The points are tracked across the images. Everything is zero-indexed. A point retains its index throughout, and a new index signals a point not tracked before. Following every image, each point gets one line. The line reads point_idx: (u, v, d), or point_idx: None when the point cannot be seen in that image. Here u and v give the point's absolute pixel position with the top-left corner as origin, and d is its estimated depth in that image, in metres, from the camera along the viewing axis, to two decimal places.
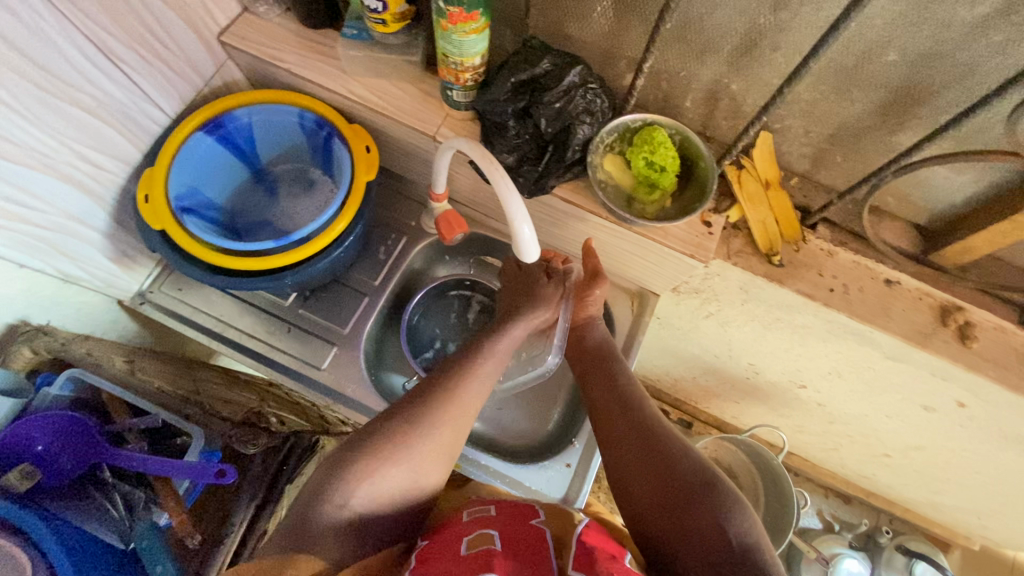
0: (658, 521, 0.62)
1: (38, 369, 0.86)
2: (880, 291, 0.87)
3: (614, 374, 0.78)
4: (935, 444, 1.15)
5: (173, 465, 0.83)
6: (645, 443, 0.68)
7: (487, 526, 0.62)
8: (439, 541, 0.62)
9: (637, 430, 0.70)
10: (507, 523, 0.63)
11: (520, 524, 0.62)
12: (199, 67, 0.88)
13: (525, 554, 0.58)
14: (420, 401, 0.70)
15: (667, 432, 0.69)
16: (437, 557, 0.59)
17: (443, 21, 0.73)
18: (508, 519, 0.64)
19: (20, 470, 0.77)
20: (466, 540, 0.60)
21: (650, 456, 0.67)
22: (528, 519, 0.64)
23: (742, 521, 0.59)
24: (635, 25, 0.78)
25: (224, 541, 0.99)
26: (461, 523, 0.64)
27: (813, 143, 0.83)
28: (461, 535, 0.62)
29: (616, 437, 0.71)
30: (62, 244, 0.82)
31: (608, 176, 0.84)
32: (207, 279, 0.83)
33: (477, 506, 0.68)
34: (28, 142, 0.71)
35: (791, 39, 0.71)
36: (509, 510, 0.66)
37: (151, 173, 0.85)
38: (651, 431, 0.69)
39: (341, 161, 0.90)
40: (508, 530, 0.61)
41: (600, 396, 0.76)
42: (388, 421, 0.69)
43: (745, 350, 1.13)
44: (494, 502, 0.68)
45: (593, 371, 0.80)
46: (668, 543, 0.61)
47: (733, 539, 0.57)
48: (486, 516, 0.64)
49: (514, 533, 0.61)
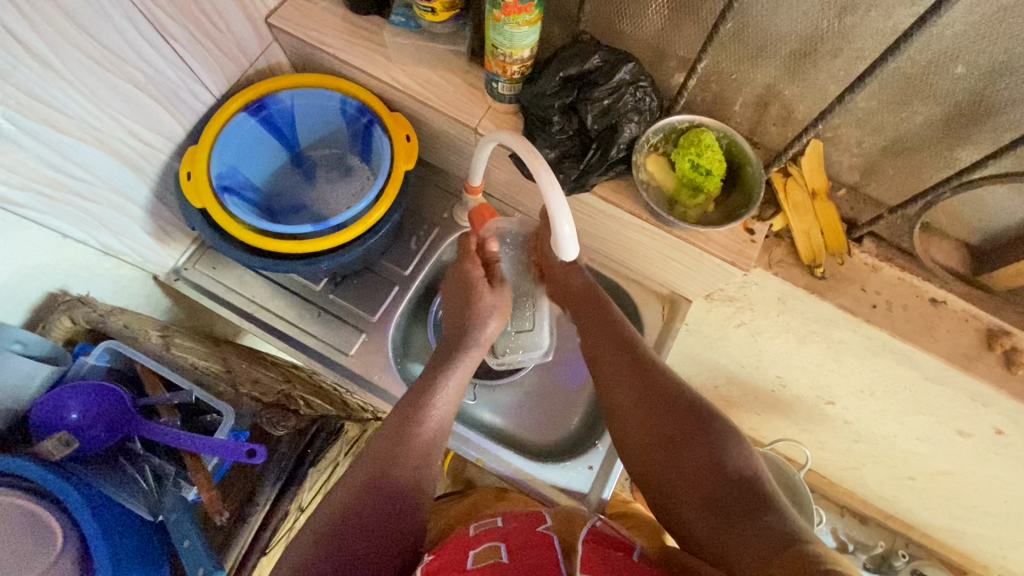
0: (659, 465, 0.62)
1: (75, 339, 0.89)
2: (924, 310, 0.84)
3: (608, 310, 0.77)
4: (964, 470, 1.12)
5: (203, 442, 0.84)
6: (641, 380, 0.68)
7: (494, 538, 0.60)
8: (445, 554, 0.60)
9: (632, 368, 0.70)
10: (517, 533, 0.60)
11: (528, 532, 0.60)
12: (246, 48, 0.89)
13: (534, 558, 0.56)
14: (383, 472, 0.65)
15: (661, 370, 0.69)
16: (442, 570, 0.57)
17: (497, 12, 0.72)
18: (519, 529, 0.61)
19: (58, 438, 0.78)
20: (474, 553, 0.58)
21: (646, 396, 0.67)
22: (536, 525, 0.62)
23: (743, 455, 0.59)
24: (690, 26, 0.76)
25: (247, 519, 0.92)
26: (466, 538, 0.62)
27: (865, 154, 0.81)
28: (466, 549, 0.60)
29: (613, 381, 0.71)
30: (105, 217, 0.83)
31: (651, 176, 0.82)
32: (243, 258, 0.84)
33: (484, 519, 0.67)
34: (80, 116, 0.72)
35: (853, 46, 0.69)
36: (516, 519, 0.64)
37: (195, 151, 0.85)
38: (649, 372, 0.68)
39: (382, 149, 0.90)
40: (515, 538, 0.60)
41: (595, 342, 0.75)
42: (371, 459, 0.66)
43: (774, 361, 1.11)
44: (502, 515, 0.66)
45: (588, 312, 0.78)
46: (670, 487, 0.61)
47: (733, 472, 0.57)
48: (493, 528, 0.63)
49: (523, 542, 0.59)
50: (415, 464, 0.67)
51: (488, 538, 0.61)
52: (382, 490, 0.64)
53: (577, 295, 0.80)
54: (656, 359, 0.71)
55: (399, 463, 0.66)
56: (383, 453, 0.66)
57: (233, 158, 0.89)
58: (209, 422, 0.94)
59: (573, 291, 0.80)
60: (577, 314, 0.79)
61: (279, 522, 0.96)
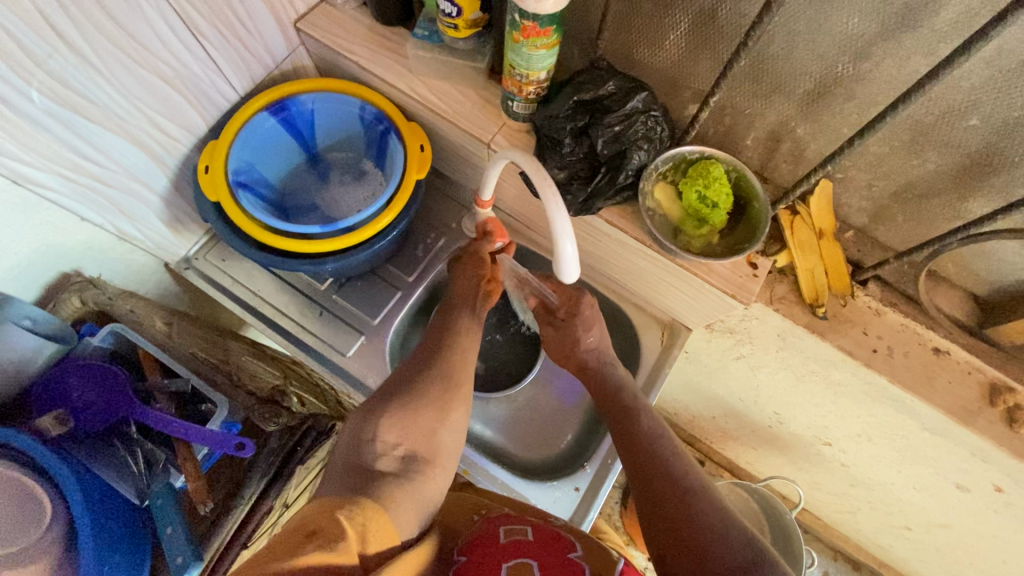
0: None
1: (84, 319, 0.93)
2: (926, 358, 0.83)
3: (646, 427, 0.72)
4: (961, 524, 1.09)
5: (196, 432, 0.86)
6: (683, 501, 0.62)
7: (524, 555, 0.60)
8: (477, 562, 0.61)
9: (673, 484, 0.63)
10: (545, 553, 0.60)
11: (560, 559, 0.59)
12: (273, 50, 0.91)
13: None
14: (427, 368, 0.73)
15: (703, 488, 0.63)
16: None
17: (516, 33, 0.73)
18: (546, 548, 0.61)
19: (53, 416, 0.84)
20: (504, 569, 0.58)
21: (688, 524, 0.59)
22: (566, 552, 0.61)
23: None
24: (705, 59, 0.77)
25: (232, 511, 0.93)
26: (498, 546, 0.62)
27: (874, 198, 0.81)
28: (497, 562, 0.59)
29: (654, 498, 0.64)
30: (122, 202, 0.85)
31: (658, 204, 0.82)
32: (252, 254, 0.85)
33: (513, 523, 0.66)
34: (107, 105, 0.74)
35: (867, 90, 0.69)
36: (547, 536, 0.64)
37: (215, 146, 0.88)
38: (691, 493, 0.62)
39: (396, 157, 0.92)
40: (546, 560, 0.59)
41: (640, 470, 0.67)
42: (416, 360, 0.76)
43: (771, 397, 1.10)
44: (532, 524, 0.66)
45: (625, 422, 0.74)
46: None
47: None
48: (524, 542, 0.62)
49: (555, 566, 0.58)
50: (456, 364, 0.75)
51: (518, 552, 0.60)
52: (428, 378, 0.71)
53: (607, 390, 0.79)
54: (696, 471, 0.66)
55: (441, 359, 0.74)
56: (426, 356, 0.76)
57: (251, 155, 0.91)
58: (205, 412, 0.95)
59: (606, 382, 0.79)
60: (613, 414, 0.76)
61: (264, 517, 0.94)
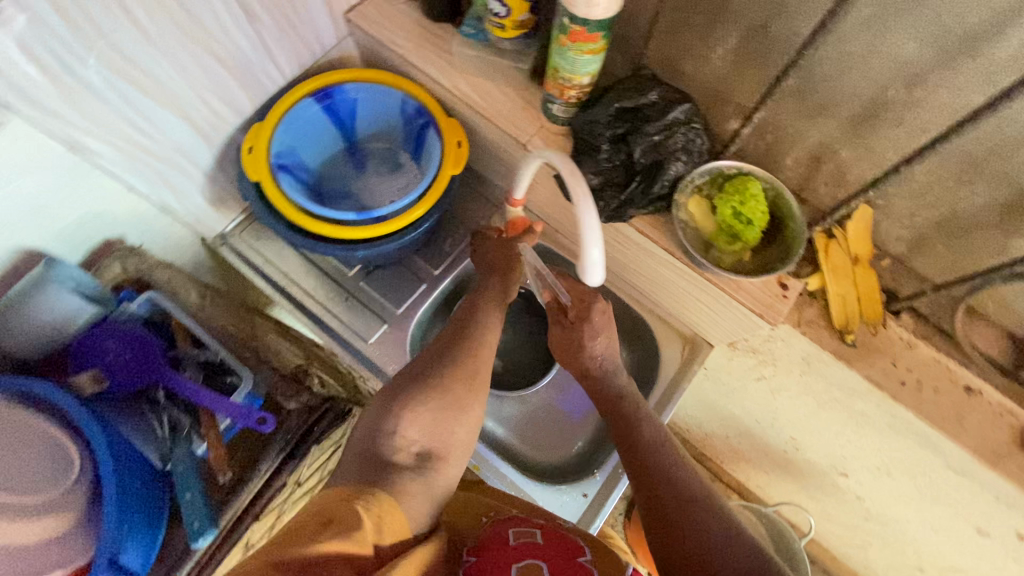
0: None
1: (122, 284, 0.96)
2: (956, 396, 0.81)
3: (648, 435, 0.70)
4: (979, 571, 1.05)
5: (220, 402, 0.91)
6: (689, 512, 0.61)
7: (534, 556, 0.60)
8: (487, 561, 0.61)
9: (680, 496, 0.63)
10: (556, 555, 0.61)
11: (569, 562, 0.59)
12: (322, 39, 0.94)
13: None
14: (448, 363, 0.71)
15: (709, 499, 0.63)
16: None
17: (563, 37, 0.73)
18: (558, 551, 0.61)
19: (90, 375, 0.88)
20: (514, 566, 0.58)
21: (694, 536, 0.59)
22: (575, 557, 0.61)
23: None
24: (751, 75, 0.77)
25: (246, 483, 0.96)
26: (507, 547, 0.62)
27: (915, 227, 0.79)
28: (506, 561, 0.59)
29: (660, 508, 0.63)
30: (168, 176, 0.88)
31: (691, 217, 0.82)
32: (287, 235, 0.88)
33: (524, 526, 0.67)
34: (163, 81, 0.77)
35: (917, 117, 0.67)
36: (557, 541, 0.64)
37: (259, 127, 0.90)
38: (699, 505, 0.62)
39: (433, 151, 0.94)
40: (555, 562, 0.59)
41: (644, 479, 0.66)
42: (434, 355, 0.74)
43: (790, 422, 1.08)
44: (542, 528, 0.66)
45: (626, 428, 0.72)
46: None
47: None
48: (533, 544, 0.62)
49: (565, 568, 0.58)
50: (477, 359, 0.73)
51: (527, 552, 0.60)
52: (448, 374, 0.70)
53: (608, 394, 0.77)
54: (702, 481, 0.65)
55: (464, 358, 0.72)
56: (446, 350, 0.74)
57: (293, 139, 0.94)
58: (229, 384, 0.98)
59: (606, 386, 0.77)
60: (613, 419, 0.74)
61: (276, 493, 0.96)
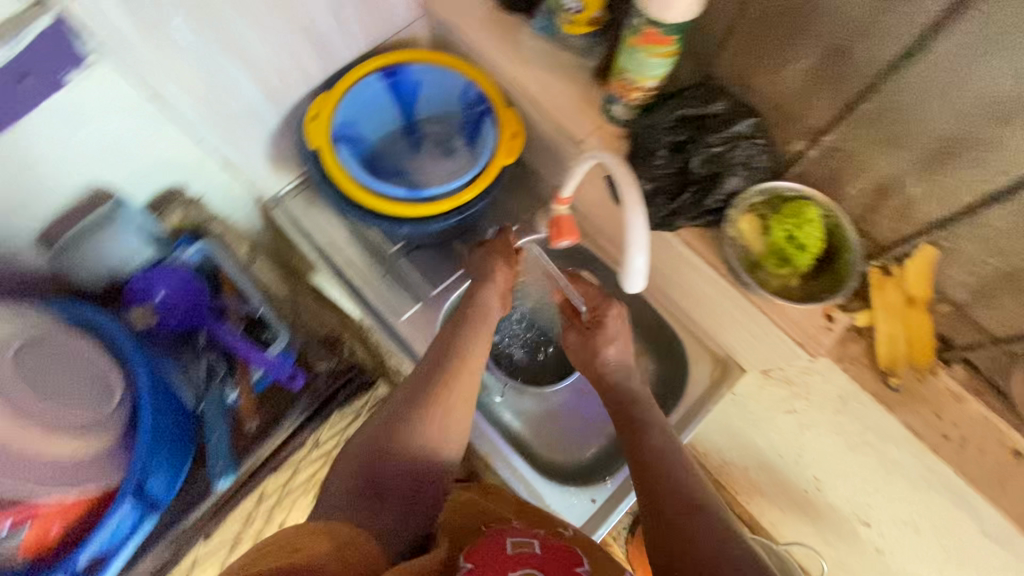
0: None
1: (179, 233, 1.01)
2: (1003, 458, 0.76)
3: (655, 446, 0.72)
4: None
5: (257, 355, 1.01)
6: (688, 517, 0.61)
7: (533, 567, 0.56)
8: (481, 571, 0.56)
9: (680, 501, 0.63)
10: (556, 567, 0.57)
11: None
12: (395, 17, 0.95)
13: None
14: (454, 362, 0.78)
15: (713, 510, 0.62)
16: None
17: (635, 38, 0.73)
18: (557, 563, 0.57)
19: (141, 311, 0.98)
20: None
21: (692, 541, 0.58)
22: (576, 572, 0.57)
23: None
24: (826, 97, 0.74)
25: (269, 436, 1.02)
26: (503, 557, 0.58)
27: (982, 274, 0.74)
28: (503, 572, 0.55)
29: (661, 514, 0.63)
30: (234, 135, 0.92)
31: (742, 235, 0.79)
32: (337, 202, 0.90)
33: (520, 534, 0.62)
34: (244, 44, 0.80)
35: (1000, 158, 0.64)
36: (555, 551, 0.60)
37: (326, 97, 0.93)
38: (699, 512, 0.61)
39: (488, 139, 0.94)
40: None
41: (648, 485, 0.67)
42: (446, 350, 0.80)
43: (816, 460, 1.04)
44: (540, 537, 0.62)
45: (633, 439, 0.74)
46: None
47: None
48: (531, 553, 0.58)
49: None
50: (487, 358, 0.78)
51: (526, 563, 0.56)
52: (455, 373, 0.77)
53: (617, 406, 0.80)
54: (707, 493, 0.65)
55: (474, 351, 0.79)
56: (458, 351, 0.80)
57: (355, 112, 0.96)
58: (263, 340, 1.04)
59: (618, 399, 0.80)
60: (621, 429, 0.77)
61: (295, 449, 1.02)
